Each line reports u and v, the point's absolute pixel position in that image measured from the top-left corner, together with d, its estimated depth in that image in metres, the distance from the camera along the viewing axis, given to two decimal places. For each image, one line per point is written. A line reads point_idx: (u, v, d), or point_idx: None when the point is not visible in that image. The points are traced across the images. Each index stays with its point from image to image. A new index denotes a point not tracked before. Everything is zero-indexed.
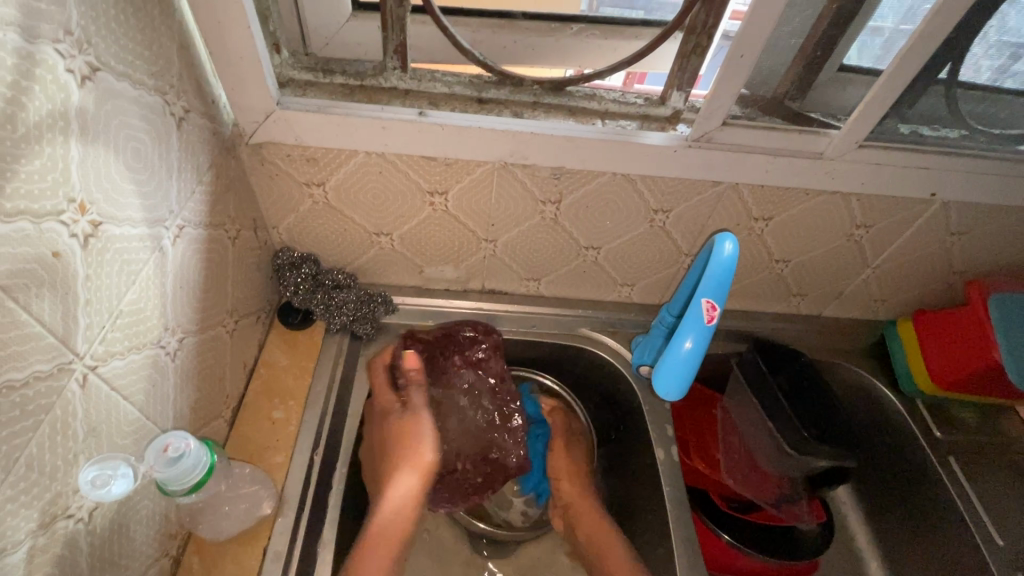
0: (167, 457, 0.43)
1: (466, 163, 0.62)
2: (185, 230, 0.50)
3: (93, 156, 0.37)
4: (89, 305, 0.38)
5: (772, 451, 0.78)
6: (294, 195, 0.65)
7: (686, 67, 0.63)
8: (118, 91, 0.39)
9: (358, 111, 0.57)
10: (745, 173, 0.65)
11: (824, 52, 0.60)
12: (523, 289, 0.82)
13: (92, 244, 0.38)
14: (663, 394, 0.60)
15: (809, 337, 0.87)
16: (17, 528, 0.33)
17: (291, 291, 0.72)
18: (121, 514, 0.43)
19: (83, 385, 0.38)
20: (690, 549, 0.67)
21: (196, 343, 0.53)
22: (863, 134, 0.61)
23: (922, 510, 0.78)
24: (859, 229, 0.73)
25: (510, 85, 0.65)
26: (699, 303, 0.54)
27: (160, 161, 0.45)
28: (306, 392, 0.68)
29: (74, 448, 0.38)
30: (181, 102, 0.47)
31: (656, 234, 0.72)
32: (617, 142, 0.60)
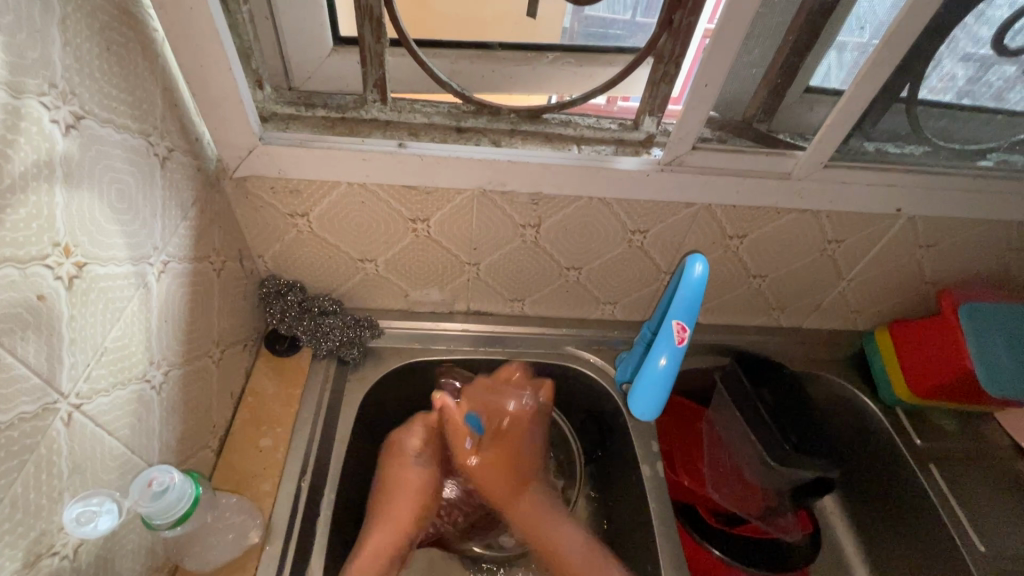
0: (151, 491, 0.44)
1: (446, 191, 0.64)
2: (170, 265, 0.51)
3: (76, 200, 0.38)
4: (73, 344, 0.39)
5: (756, 463, 0.78)
6: (279, 225, 0.66)
7: (657, 94, 0.66)
8: (102, 137, 0.40)
9: (340, 144, 0.59)
10: (716, 193, 0.67)
11: (787, 77, 0.63)
12: (508, 309, 0.83)
13: (77, 285, 0.39)
14: (640, 413, 0.61)
15: (790, 349, 0.89)
16: (2, 568, 0.34)
17: (278, 318, 0.73)
18: (106, 549, 0.44)
19: (68, 423, 0.39)
20: (675, 562, 0.67)
21: (181, 375, 0.54)
22: (827, 155, 0.63)
23: (906, 518, 0.79)
24: (831, 244, 0.75)
25: (488, 114, 0.68)
26: (670, 324, 0.56)
27: (143, 200, 0.46)
28: (293, 419, 0.68)
29: (58, 486, 0.38)
30: (165, 142, 0.49)
31: (635, 254, 0.74)
32: (592, 167, 0.62)
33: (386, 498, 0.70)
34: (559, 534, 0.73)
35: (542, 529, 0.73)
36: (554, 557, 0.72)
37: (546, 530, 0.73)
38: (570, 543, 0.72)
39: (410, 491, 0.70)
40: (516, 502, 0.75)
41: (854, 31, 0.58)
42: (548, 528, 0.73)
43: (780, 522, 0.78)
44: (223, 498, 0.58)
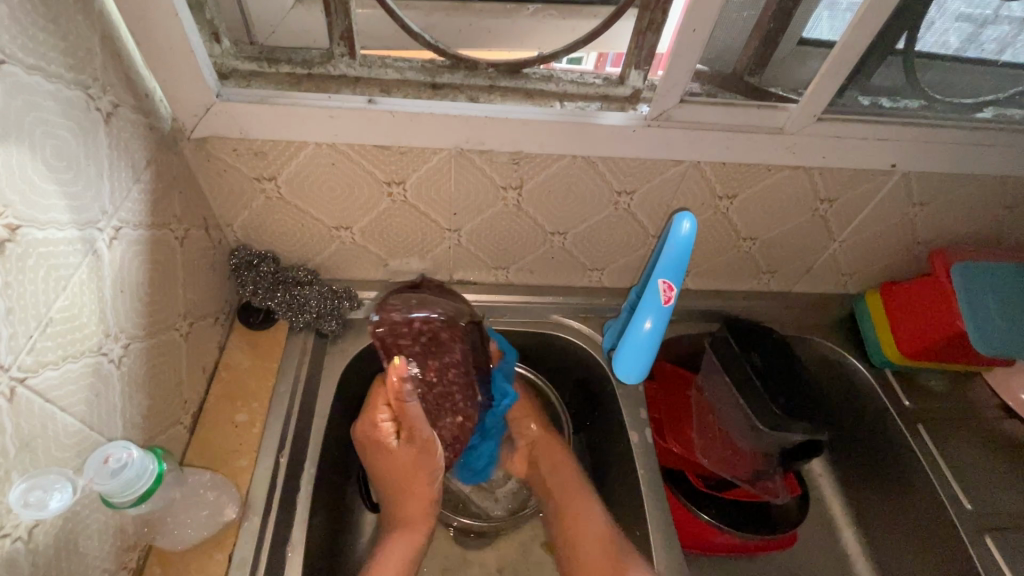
0: (108, 469, 0.41)
1: (422, 151, 0.61)
2: (123, 231, 0.47)
3: (4, 156, 0.35)
4: (11, 314, 0.36)
5: (745, 428, 0.77)
6: (246, 190, 0.63)
7: (643, 44, 0.62)
8: (30, 86, 0.37)
9: (305, 100, 0.55)
10: (705, 150, 0.64)
11: (780, 24, 0.60)
12: (492, 278, 0.80)
13: (11, 249, 0.36)
14: (625, 377, 0.59)
15: (779, 314, 0.88)
16: None
17: (251, 291, 0.70)
18: (66, 529, 0.42)
19: (11, 398, 0.36)
20: (663, 528, 0.67)
21: (144, 348, 0.51)
22: (820, 108, 0.60)
23: (894, 479, 0.79)
24: (823, 204, 0.73)
25: (465, 69, 0.64)
26: (656, 284, 0.54)
27: (87, 160, 0.43)
28: (270, 393, 0.66)
29: (5, 465, 0.36)
30: (108, 96, 0.45)
31: (621, 217, 0.72)
32: (575, 123, 0.59)
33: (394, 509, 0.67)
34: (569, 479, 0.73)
35: (580, 501, 0.71)
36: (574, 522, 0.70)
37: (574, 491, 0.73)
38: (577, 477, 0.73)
39: (428, 487, 0.66)
40: (540, 437, 0.77)
41: None
42: (559, 453, 0.76)
43: (770, 485, 0.78)
44: (197, 474, 0.56)
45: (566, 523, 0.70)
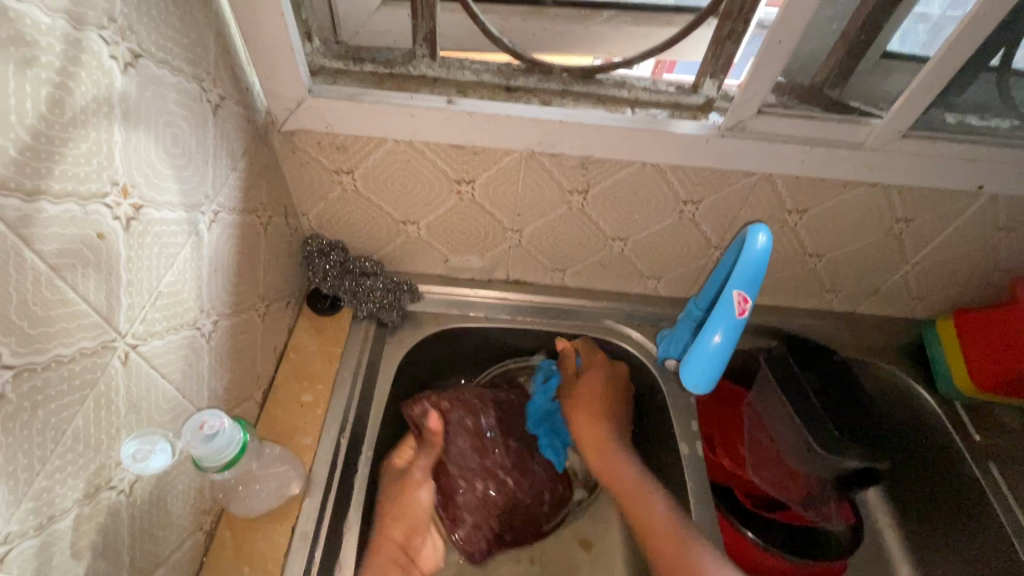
0: (202, 435, 0.45)
1: (494, 152, 0.62)
2: (221, 216, 0.51)
3: (134, 140, 0.38)
4: (131, 286, 0.39)
5: (799, 448, 0.75)
6: (324, 182, 0.66)
7: (721, 54, 0.62)
8: (159, 79, 0.40)
9: (388, 99, 0.58)
10: (779, 164, 0.63)
11: (866, 37, 0.58)
12: (548, 280, 0.81)
13: (134, 227, 0.39)
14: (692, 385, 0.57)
15: (841, 334, 0.85)
16: (65, 496, 0.35)
17: (321, 277, 0.73)
18: (158, 488, 0.45)
19: (125, 362, 0.39)
20: (710, 544, 0.66)
21: (229, 325, 0.55)
22: (907, 123, 0.58)
23: (960, 518, 0.75)
24: (899, 224, 0.70)
25: (539, 73, 0.65)
26: (730, 296, 0.52)
27: (197, 147, 0.46)
28: (333, 376, 0.69)
29: (116, 423, 0.39)
30: (217, 89, 0.48)
31: (685, 226, 0.71)
32: (648, 130, 0.59)
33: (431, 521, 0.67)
34: (631, 473, 0.68)
35: (638, 494, 0.66)
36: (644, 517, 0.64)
37: (642, 497, 0.65)
38: (630, 466, 0.69)
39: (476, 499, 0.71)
40: (600, 448, 0.71)
41: None
42: (604, 418, 0.73)
43: (823, 509, 0.76)
44: (268, 447, 0.59)
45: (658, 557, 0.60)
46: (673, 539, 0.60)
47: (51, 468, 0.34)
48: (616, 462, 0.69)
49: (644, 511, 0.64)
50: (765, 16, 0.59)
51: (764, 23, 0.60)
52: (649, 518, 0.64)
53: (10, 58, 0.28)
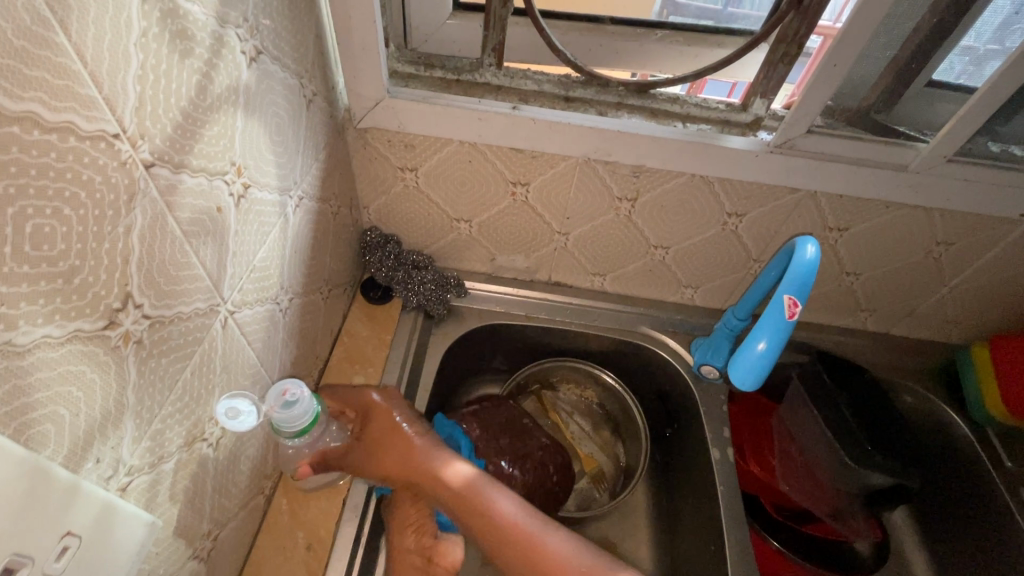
0: (284, 399, 0.48)
1: (551, 157, 0.66)
2: (303, 201, 0.55)
3: (250, 126, 0.42)
4: (235, 256, 0.43)
5: (831, 463, 0.76)
6: (388, 178, 0.70)
7: (773, 75, 0.65)
8: (272, 73, 0.45)
9: (457, 102, 0.62)
10: (825, 182, 0.65)
11: (917, 65, 0.61)
12: (588, 283, 0.84)
13: (242, 204, 0.43)
14: (742, 381, 0.54)
15: (873, 354, 0.86)
16: (172, 440, 0.39)
17: (376, 268, 0.77)
18: (236, 447, 0.49)
19: (224, 325, 0.43)
20: (739, 547, 0.67)
21: (300, 304, 0.59)
22: (953, 149, 0.60)
23: (989, 543, 0.75)
24: (939, 246, 0.72)
25: (597, 85, 0.68)
26: (779, 299, 0.51)
27: (292, 137, 0.50)
28: (383, 361, 0.73)
29: (213, 380, 0.43)
30: (311, 86, 0.53)
31: (727, 238, 0.74)
32: (700, 144, 0.62)
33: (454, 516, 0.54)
34: (551, 568, 0.47)
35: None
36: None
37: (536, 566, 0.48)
38: (502, 510, 0.51)
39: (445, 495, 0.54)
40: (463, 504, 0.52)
41: (982, 32, 0.57)
42: (483, 506, 0.51)
43: (852, 523, 0.76)
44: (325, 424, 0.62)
45: None
46: None
47: (165, 413, 0.37)
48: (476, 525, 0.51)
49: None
50: (813, 46, 0.62)
51: (809, 52, 0.63)
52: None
53: (175, 49, 0.32)
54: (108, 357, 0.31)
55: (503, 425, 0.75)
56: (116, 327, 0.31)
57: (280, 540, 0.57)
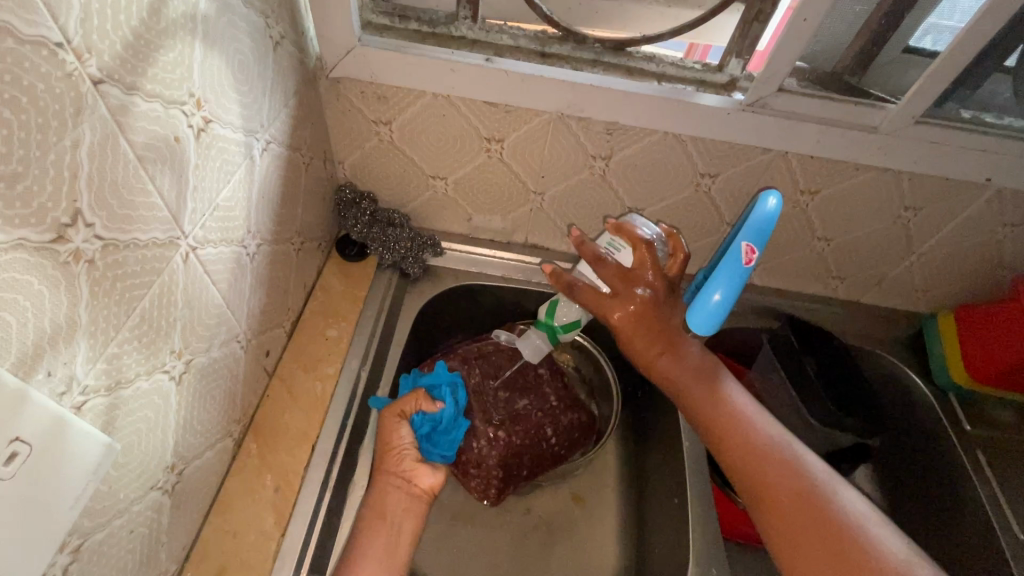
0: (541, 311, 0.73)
1: (525, 112, 0.66)
2: (271, 145, 0.55)
3: (209, 59, 0.42)
4: (196, 192, 0.43)
5: (795, 421, 0.79)
6: (363, 132, 0.70)
7: (748, 34, 0.64)
8: (233, 8, 0.44)
9: (430, 53, 0.61)
10: (796, 143, 0.66)
11: (888, 25, 0.61)
12: (564, 246, 0.85)
13: (203, 138, 0.43)
14: (697, 326, 0.53)
15: (842, 321, 0.88)
16: (131, 367, 0.39)
17: (351, 224, 0.77)
18: (200, 386, 0.49)
19: (186, 260, 0.44)
20: (702, 499, 0.69)
21: (269, 251, 0.59)
22: (921, 109, 0.61)
23: (944, 502, 0.78)
24: (907, 212, 0.73)
25: (573, 42, 0.68)
26: (737, 247, 0.51)
27: (258, 76, 0.50)
28: (357, 316, 0.73)
29: (175, 313, 0.43)
30: (278, 28, 0.52)
31: (700, 200, 0.74)
32: (673, 100, 0.63)
33: (668, 370, 0.60)
34: (759, 430, 0.57)
35: (735, 427, 0.57)
36: (751, 456, 0.56)
37: (712, 397, 0.59)
38: (691, 357, 0.60)
39: (667, 354, 0.59)
40: (679, 369, 0.59)
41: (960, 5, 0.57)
42: (673, 344, 0.59)
43: None
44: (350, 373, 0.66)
45: (733, 463, 0.57)
46: (757, 438, 0.57)
47: (122, 338, 0.38)
48: (674, 370, 0.59)
49: (794, 467, 0.54)
50: (791, 5, 0.62)
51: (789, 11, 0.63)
52: (754, 460, 0.55)
53: None
54: (57, 272, 0.31)
55: (506, 375, 0.76)
56: (66, 242, 0.31)
57: (248, 482, 0.58)
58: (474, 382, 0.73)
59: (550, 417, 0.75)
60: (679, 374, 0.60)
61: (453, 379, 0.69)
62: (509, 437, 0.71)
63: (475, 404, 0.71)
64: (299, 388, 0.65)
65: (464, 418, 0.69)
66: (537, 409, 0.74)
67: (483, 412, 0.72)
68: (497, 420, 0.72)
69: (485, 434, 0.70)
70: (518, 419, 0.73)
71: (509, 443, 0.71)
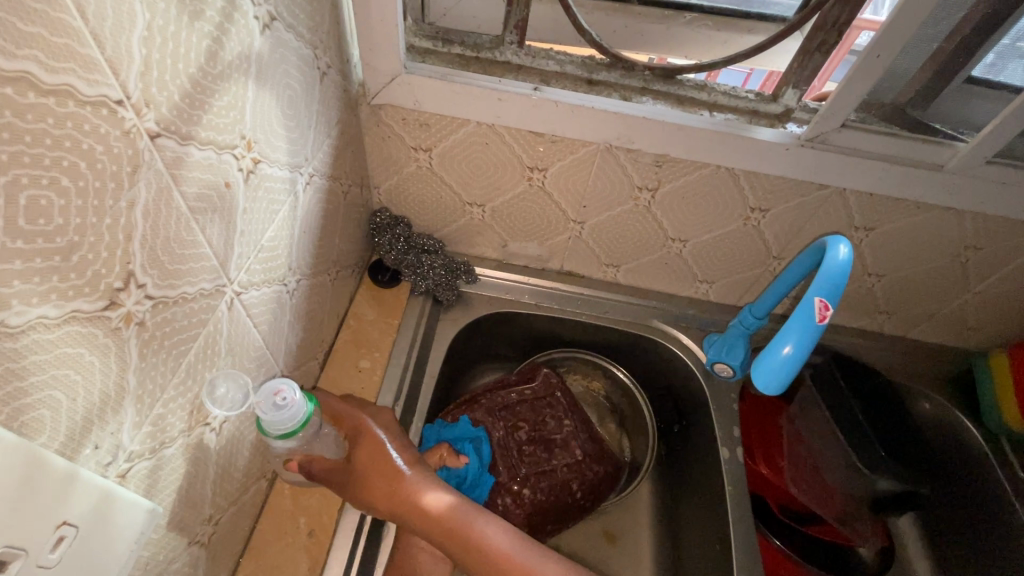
0: (275, 401, 0.43)
1: (572, 142, 0.63)
2: (314, 179, 0.53)
3: (261, 98, 0.40)
4: (243, 236, 0.41)
5: (839, 462, 0.77)
6: (401, 158, 0.68)
7: (808, 64, 0.61)
8: (285, 42, 0.42)
9: (476, 81, 0.59)
10: (855, 180, 0.63)
11: (961, 59, 0.57)
12: (600, 274, 0.82)
13: (251, 180, 0.41)
14: (764, 385, 0.52)
15: (887, 357, 0.85)
16: (173, 425, 0.37)
17: (385, 250, 0.75)
18: (239, 433, 0.47)
19: (230, 306, 0.42)
20: (746, 548, 0.66)
21: (307, 285, 0.57)
22: (994, 150, 0.57)
23: (997, 554, 0.74)
24: (968, 251, 0.69)
25: (622, 69, 0.65)
26: (810, 302, 0.48)
27: (305, 110, 0.48)
28: (390, 346, 0.71)
29: (217, 362, 0.41)
30: (325, 57, 0.50)
31: (748, 233, 0.71)
32: (728, 135, 0.60)
33: (448, 537, 0.50)
34: None
35: None
36: None
37: (463, 538, 0.50)
38: (487, 535, 0.50)
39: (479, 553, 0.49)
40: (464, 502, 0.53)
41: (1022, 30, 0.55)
42: (467, 530, 0.50)
43: (857, 528, 0.75)
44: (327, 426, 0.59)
45: None
46: None
47: (167, 397, 0.36)
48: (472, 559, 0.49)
49: None
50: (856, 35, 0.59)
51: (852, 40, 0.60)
52: None
53: (184, 9, 0.30)
54: (108, 339, 0.29)
55: (533, 426, 0.75)
56: (118, 307, 0.29)
57: (281, 525, 0.56)
58: (498, 437, 0.73)
59: (576, 472, 0.73)
60: (442, 529, 0.50)
61: (477, 434, 0.71)
62: (533, 494, 0.70)
63: (499, 459, 0.71)
64: None
65: (488, 473, 0.70)
66: (562, 464, 0.73)
67: (508, 467, 0.71)
68: (521, 476, 0.71)
69: (510, 491, 0.69)
70: (540, 475, 0.72)
71: (533, 501, 0.70)
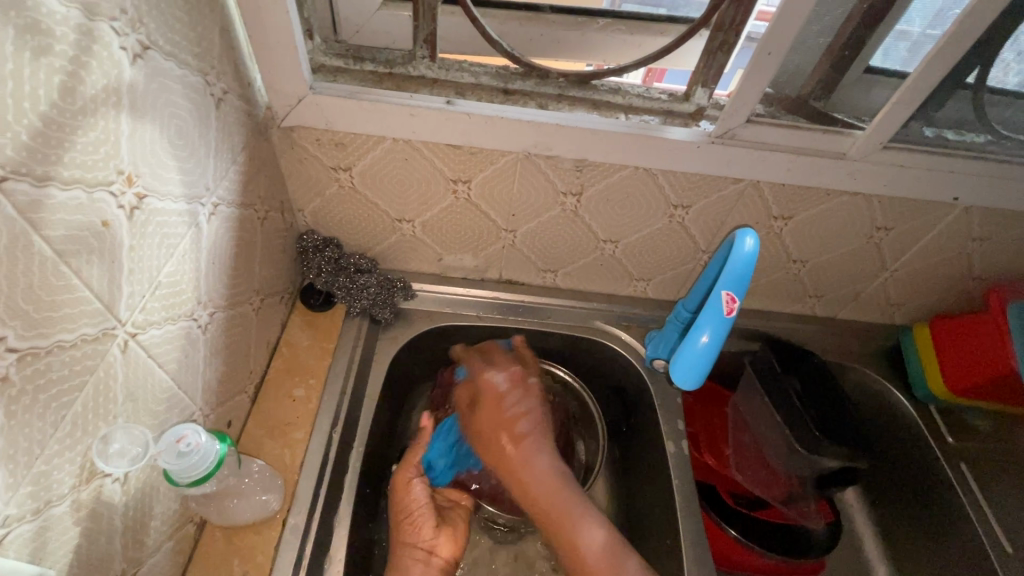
0: (177, 450, 0.43)
1: (491, 152, 0.63)
2: (220, 208, 0.51)
3: (140, 130, 0.38)
4: (132, 274, 0.39)
5: (779, 446, 0.78)
6: (322, 179, 0.67)
7: (712, 64, 0.63)
8: (165, 71, 0.40)
9: (388, 98, 0.58)
10: (767, 172, 0.65)
11: (851, 52, 0.60)
12: (539, 280, 0.83)
13: (137, 216, 0.39)
14: (681, 380, 0.56)
15: (821, 339, 0.88)
16: (62, 481, 0.35)
17: (315, 273, 0.74)
18: (151, 480, 0.45)
19: (124, 350, 0.40)
20: (695, 541, 0.67)
21: (224, 318, 0.55)
22: (887, 136, 0.60)
23: (934, 518, 0.78)
24: (879, 232, 0.73)
25: (536, 77, 0.66)
26: (718, 295, 0.51)
27: (200, 139, 0.46)
28: (325, 371, 0.70)
29: (113, 411, 0.39)
30: (220, 83, 0.49)
31: (674, 230, 0.73)
32: (640, 136, 0.61)
33: (507, 459, 0.63)
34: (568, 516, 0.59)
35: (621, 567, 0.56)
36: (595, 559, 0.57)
37: (513, 464, 0.63)
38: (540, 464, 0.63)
39: (529, 473, 0.62)
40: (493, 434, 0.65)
41: (915, 18, 0.56)
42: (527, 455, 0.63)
43: (805, 508, 0.78)
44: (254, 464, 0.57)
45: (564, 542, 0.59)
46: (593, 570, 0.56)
47: (49, 452, 0.34)
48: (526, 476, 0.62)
49: None
50: (755, 29, 0.61)
51: (753, 35, 0.61)
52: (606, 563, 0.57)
53: (26, 45, 0.28)
54: None
55: None
56: None
57: (213, 570, 0.53)
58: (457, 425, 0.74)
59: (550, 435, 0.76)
60: (510, 453, 0.63)
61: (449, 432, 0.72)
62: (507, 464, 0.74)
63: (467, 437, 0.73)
64: (266, 458, 0.61)
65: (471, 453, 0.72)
66: None
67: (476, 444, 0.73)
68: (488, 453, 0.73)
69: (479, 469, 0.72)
70: None
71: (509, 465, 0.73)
